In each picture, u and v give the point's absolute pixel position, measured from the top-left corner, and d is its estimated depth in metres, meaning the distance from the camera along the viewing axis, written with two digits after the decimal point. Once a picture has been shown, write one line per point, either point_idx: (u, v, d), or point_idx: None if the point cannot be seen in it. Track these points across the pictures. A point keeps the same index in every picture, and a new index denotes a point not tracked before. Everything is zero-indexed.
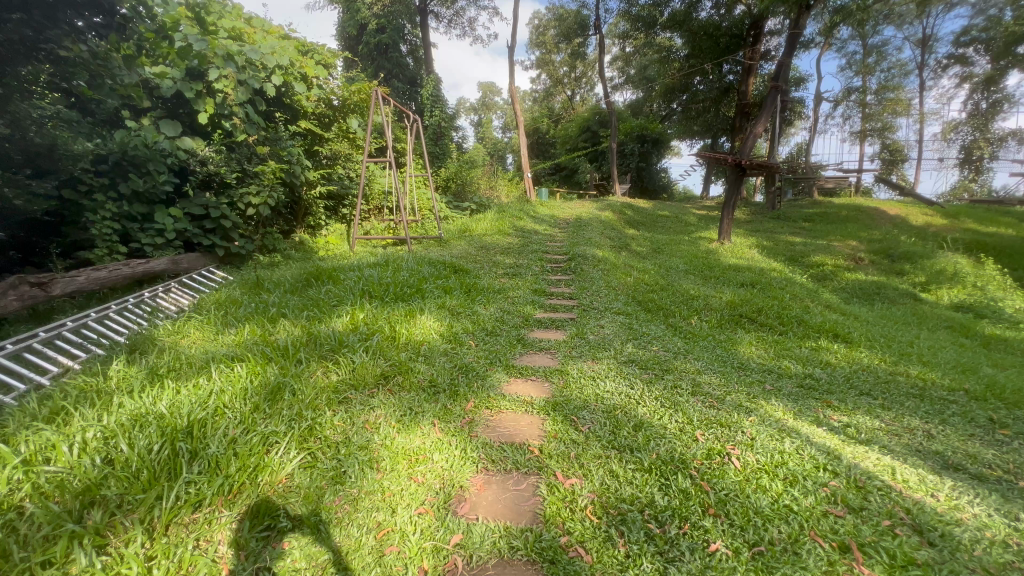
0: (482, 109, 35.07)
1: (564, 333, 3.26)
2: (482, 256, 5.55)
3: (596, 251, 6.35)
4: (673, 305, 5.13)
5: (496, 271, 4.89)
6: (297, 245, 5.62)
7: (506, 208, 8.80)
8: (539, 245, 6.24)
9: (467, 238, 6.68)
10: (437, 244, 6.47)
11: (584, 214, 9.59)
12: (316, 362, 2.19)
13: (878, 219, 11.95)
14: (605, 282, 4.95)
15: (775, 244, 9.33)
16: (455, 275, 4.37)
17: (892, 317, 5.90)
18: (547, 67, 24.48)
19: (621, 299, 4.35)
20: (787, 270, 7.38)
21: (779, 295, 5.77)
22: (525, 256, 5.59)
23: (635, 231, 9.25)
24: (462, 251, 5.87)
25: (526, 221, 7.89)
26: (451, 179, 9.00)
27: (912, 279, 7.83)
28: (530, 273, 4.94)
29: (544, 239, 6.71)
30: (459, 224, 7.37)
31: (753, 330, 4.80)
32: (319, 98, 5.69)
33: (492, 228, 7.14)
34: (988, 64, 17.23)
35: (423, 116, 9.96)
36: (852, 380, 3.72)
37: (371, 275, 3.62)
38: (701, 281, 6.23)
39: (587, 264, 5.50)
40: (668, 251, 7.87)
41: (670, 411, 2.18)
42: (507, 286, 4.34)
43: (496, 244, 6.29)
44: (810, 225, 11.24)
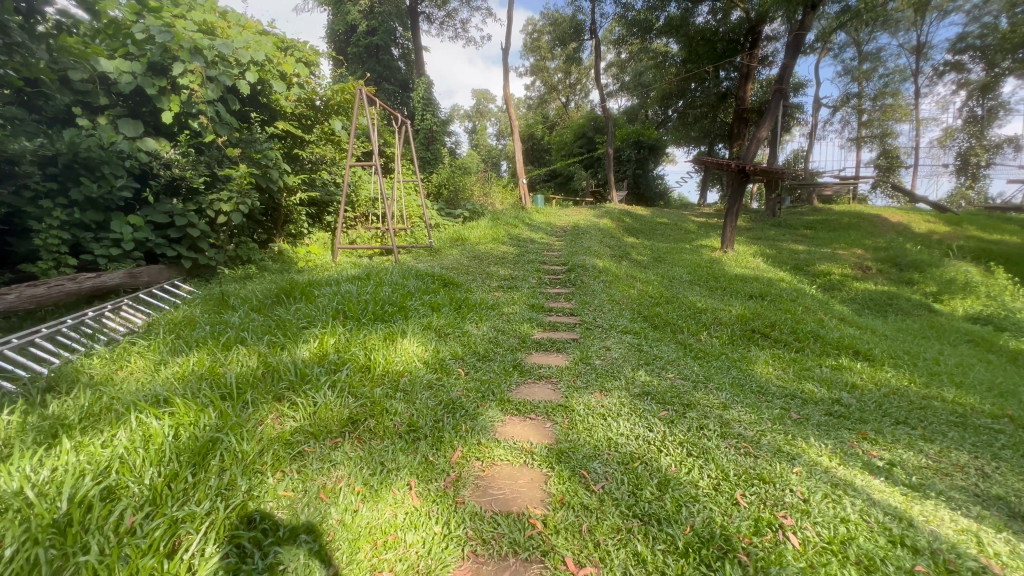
0: (476, 116, 34.89)
1: (566, 357, 2.88)
2: (475, 266, 5.18)
3: (597, 261, 5.99)
4: (681, 320, 4.78)
5: (490, 283, 4.51)
6: (275, 255, 5.22)
7: (500, 215, 8.43)
8: (536, 255, 5.88)
9: (459, 247, 6.31)
10: (427, 254, 6.09)
11: (582, 221, 9.25)
12: (268, 405, 1.80)
13: (880, 227, 11.71)
14: (607, 295, 4.58)
15: (778, 253, 9.03)
16: (444, 289, 3.98)
17: (910, 331, 5.58)
18: (541, 74, 24.29)
19: (626, 315, 3.98)
20: (795, 280, 7.06)
21: (791, 307, 5.43)
22: (521, 267, 5.22)
23: (634, 239, 8.91)
24: (454, 261, 5.50)
25: (521, 229, 7.54)
26: (443, 185, 8.63)
27: (923, 289, 7.54)
28: (526, 285, 4.56)
29: (540, 248, 6.34)
30: (451, 232, 7.00)
31: (767, 348, 4.44)
32: (300, 98, 5.31)
33: (486, 236, 6.78)
34: (984, 71, 17.20)
35: (414, 120, 9.61)
36: (884, 406, 3.36)
37: (349, 290, 3.22)
38: (707, 292, 5.88)
39: (587, 276, 5.13)
40: (669, 261, 7.54)
41: (699, 462, 1.80)
42: (501, 301, 3.96)
43: (489, 253, 5.92)
44: (812, 233, 10.97)
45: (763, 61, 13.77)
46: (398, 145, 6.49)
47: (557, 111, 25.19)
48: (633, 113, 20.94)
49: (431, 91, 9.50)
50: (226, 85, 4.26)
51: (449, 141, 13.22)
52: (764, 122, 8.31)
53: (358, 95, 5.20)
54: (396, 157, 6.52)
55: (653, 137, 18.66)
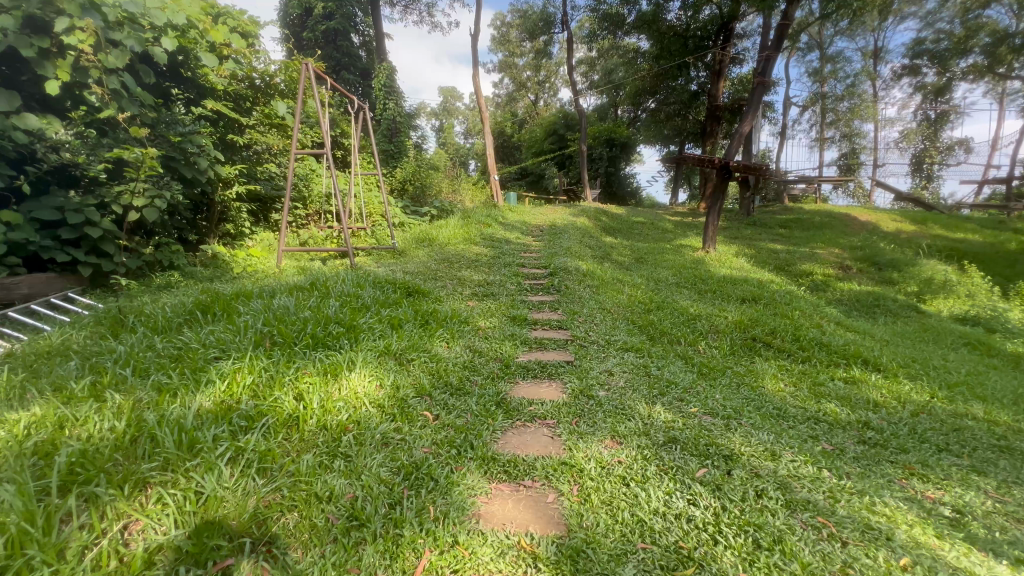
0: (444, 113, 34.05)
1: (562, 389, 2.29)
2: (444, 270, 4.56)
3: (579, 263, 5.46)
4: (676, 328, 4.32)
5: (462, 291, 3.89)
6: (207, 260, 4.43)
7: (471, 213, 7.80)
8: (512, 256, 5.31)
9: (426, 249, 5.65)
10: (389, 257, 5.41)
11: (558, 220, 8.72)
12: (118, 506, 1.12)
13: (852, 226, 11.76)
14: (597, 302, 4.05)
15: (758, 252, 8.79)
16: (408, 299, 3.34)
17: (905, 334, 5.32)
18: (510, 70, 23.73)
19: (621, 327, 3.44)
20: (782, 280, 6.76)
21: (788, 312, 5.07)
22: (498, 271, 4.63)
23: (613, 238, 8.46)
24: (419, 265, 4.86)
25: (495, 229, 6.92)
26: (409, 180, 7.93)
27: (904, 289, 7.42)
28: (504, 292, 3.97)
29: (517, 249, 5.77)
30: (417, 232, 6.33)
31: (772, 359, 4.02)
32: (236, 75, 4.52)
33: (456, 236, 6.14)
34: (938, 75, 17.80)
35: (376, 110, 8.85)
36: (918, 428, 2.95)
37: (285, 305, 2.54)
38: (697, 296, 5.46)
39: (572, 280, 4.59)
40: (652, 261, 7.12)
41: (778, 562, 1.24)
42: (477, 313, 3.36)
43: (460, 255, 5.30)
44: (787, 231, 10.87)
45: (735, 58, 13.67)
46: (356, 134, 5.76)
47: (526, 108, 24.69)
48: (604, 111, 20.67)
49: (394, 78, 8.73)
50: (135, 50, 3.44)
51: (414, 136, 12.45)
52: (746, 116, 7.96)
53: (303, 71, 4.46)
54: (353, 148, 5.81)
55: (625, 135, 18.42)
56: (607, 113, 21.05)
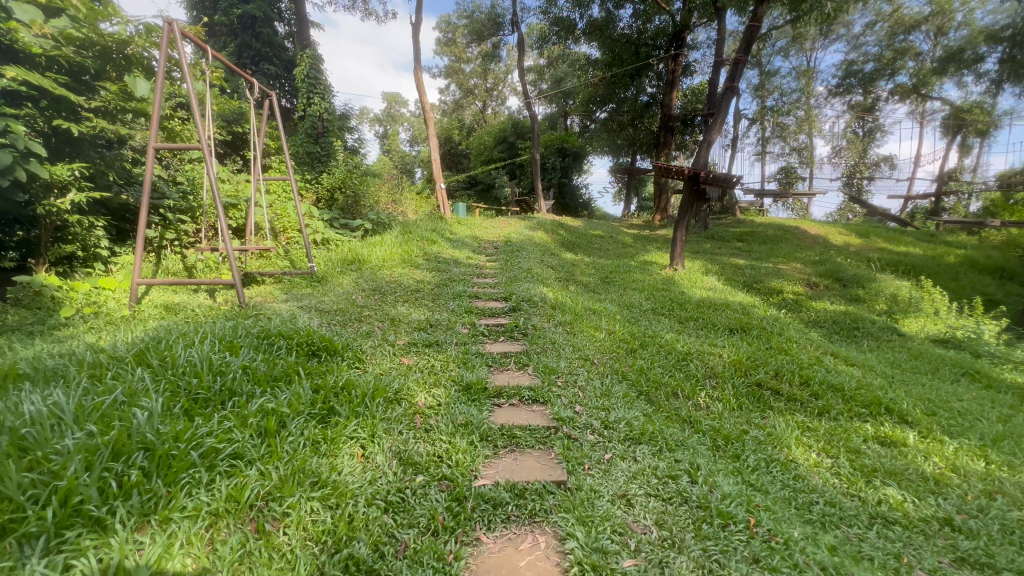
0: (388, 120, 32.60)
1: (561, 558, 1.31)
2: (371, 306, 3.47)
3: (544, 289, 4.55)
4: (670, 375, 3.48)
5: (392, 342, 2.82)
6: (24, 296, 3.09)
7: (413, 227, 6.71)
8: (462, 282, 4.31)
9: (354, 274, 4.52)
10: (305, 286, 4.23)
11: (513, 234, 7.82)
12: None
13: (804, 238, 11.75)
14: (576, 349, 3.12)
15: (724, 268, 8.31)
16: (309, 364, 2.25)
17: (902, 364, 4.82)
18: (456, 76, 22.85)
19: (616, 392, 2.54)
20: (759, 302, 6.19)
21: (784, 344, 4.40)
22: (443, 306, 3.60)
23: (573, 255, 7.67)
24: (340, 297, 3.75)
25: (441, 245, 5.89)
26: (338, 188, 6.72)
27: (873, 307, 7.13)
28: (451, 341, 2.94)
29: (467, 272, 4.78)
30: (345, 251, 5.17)
31: (788, 414, 3.26)
32: (76, 37, 3.23)
33: (394, 255, 5.04)
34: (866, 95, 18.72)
35: (299, 107, 7.58)
36: (1010, 522, 2.23)
37: (49, 411, 1.37)
38: (679, 327, 4.69)
39: (540, 315, 3.66)
40: (620, 282, 6.36)
41: None
42: (413, 382, 2.32)
43: (397, 281, 4.22)
44: (745, 245, 10.60)
45: (687, 69, 13.48)
46: (260, 128, 4.54)
47: (473, 116, 23.83)
48: (554, 120, 20.16)
49: (319, 69, 7.51)
50: None
51: (350, 139, 11.18)
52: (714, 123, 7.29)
53: (164, 33, 3.19)
54: (256, 145, 4.56)
55: (576, 145, 17.96)
56: (557, 122, 20.59)
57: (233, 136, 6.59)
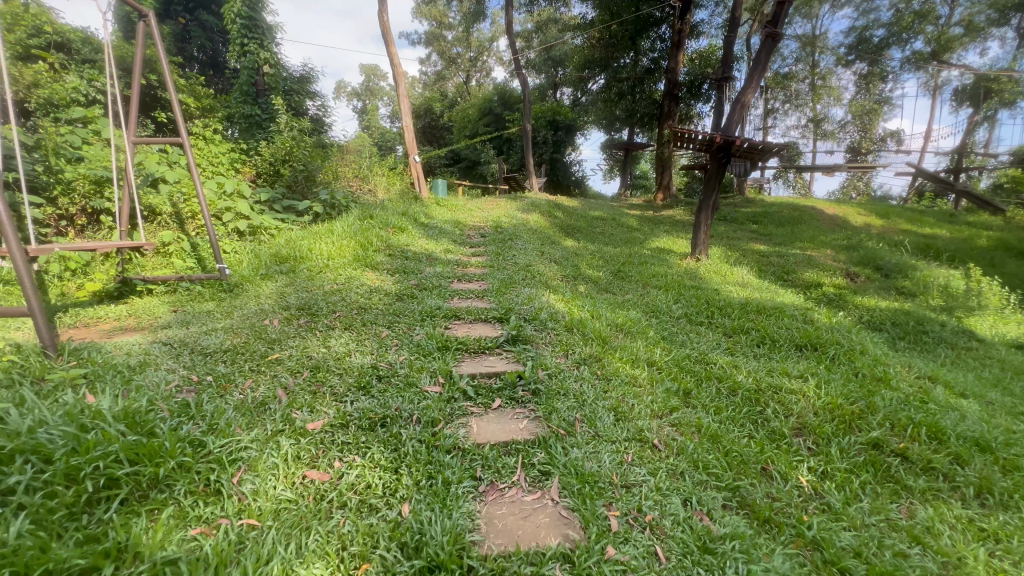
0: (367, 94, 30.64)
1: None
2: (288, 340, 2.20)
3: (549, 296, 3.32)
4: (751, 440, 2.29)
5: (301, 426, 1.56)
6: None
7: (379, 209, 5.35)
8: (438, 288, 3.02)
9: (283, 277, 3.17)
10: (207, 300, 2.90)
11: (503, 218, 6.52)
12: None
13: (821, 219, 10.66)
14: (620, 418, 1.90)
15: (746, 256, 7.18)
16: (59, 548, 0.96)
17: (1014, 387, 3.69)
18: (437, 43, 21.02)
19: (717, 534, 1.33)
20: (806, 300, 5.05)
21: (880, 371, 3.22)
22: (402, 335, 2.33)
23: (574, 242, 6.47)
24: (246, 323, 2.44)
25: (413, 232, 4.53)
26: (284, 159, 5.41)
27: (927, 302, 6.05)
28: (410, 417, 1.70)
29: (445, 271, 3.48)
30: (279, 244, 3.81)
31: (939, 504, 2.08)
32: None
33: (344, 246, 3.66)
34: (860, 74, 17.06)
35: (232, 54, 6.06)
36: None
37: None
38: (730, 347, 3.50)
39: (549, 345, 2.44)
40: (635, 278, 5.17)
41: None
42: (312, 560, 1.08)
43: (342, 290, 2.91)
44: (762, 228, 9.48)
45: (694, 28, 11.96)
46: (135, 71, 3.02)
47: (456, 88, 22.13)
48: (543, 91, 18.63)
49: (256, 7, 5.97)
50: None
51: (311, 107, 9.66)
52: (752, 79, 5.72)
53: None
54: (135, 103, 3.04)
55: (569, 117, 16.51)
56: (547, 94, 19.05)
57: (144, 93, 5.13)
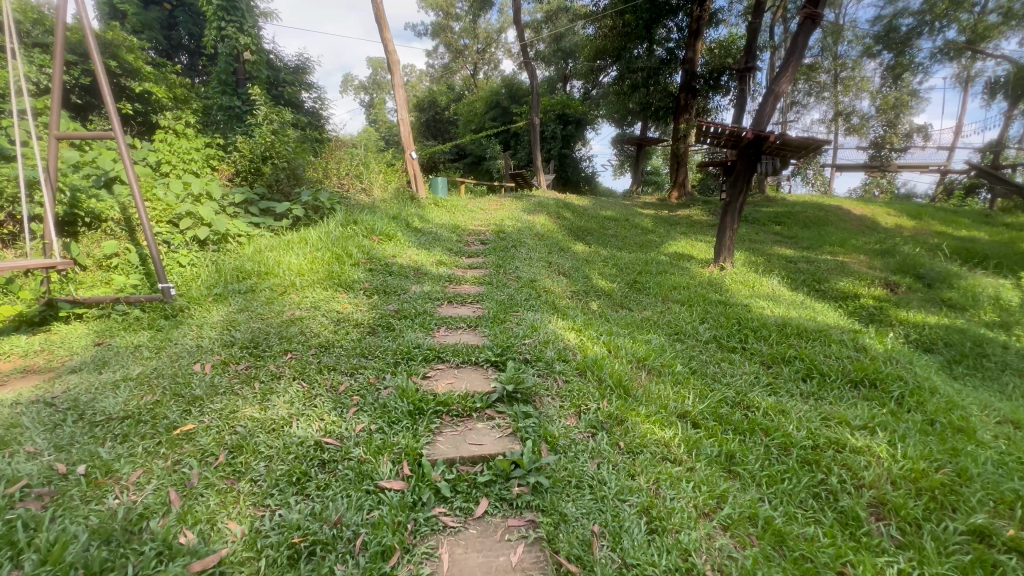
0: (374, 88, 30.08)
1: None
2: (215, 398, 1.68)
3: (558, 324, 2.77)
4: (820, 531, 1.71)
5: (178, 569, 1.03)
6: None
7: (370, 211, 4.84)
8: (421, 316, 2.49)
9: (238, 299, 2.65)
10: (143, 329, 2.41)
11: (508, 221, 5.98)
12: None
13: (849, 219, 9.96)
14: (655, 529, 1.35)
15: (773, 262, 6.56)
16: None
17: None
18: (444, 35, 20.38)
19: None
20: (847, 318, 4.44)
21: (960, 419, 2.62)
22: (366, 390, 1.79)
23: (584, 246, 5.91)
24: (173, 367, 1.93)
25: (403, 240, 3.99)
26: (266, 156, 4.91)
27: (979, 317, 5.40)
28: (352, 542, 1.17)
29: (433, 291, 2.94)
30: (245, 255, 3.30)
31: None
32: None
33: (317, 260, 3.13)
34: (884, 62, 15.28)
35: (211, 37, 5.53)
36: None
37: None
38: (773, 386, 2.92)
39: (555, 403, 1.89)
40: (653, 291, 4.60)
41: None
42: None
43: (303, 319, 2.39)
44: (786, 230, 8.83)
45: (714, 15, 11.25)
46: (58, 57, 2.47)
47: (463, 81, 21.53)
48: (552, 84, 17.98)
49: None
50: None
51: (307, 99, 9.17)
52: (787, 66, 5.09)
53: None
54: (56, 95, 2.49)
55: (579, 111, 15.84)
56: (556, 88, 18.38)
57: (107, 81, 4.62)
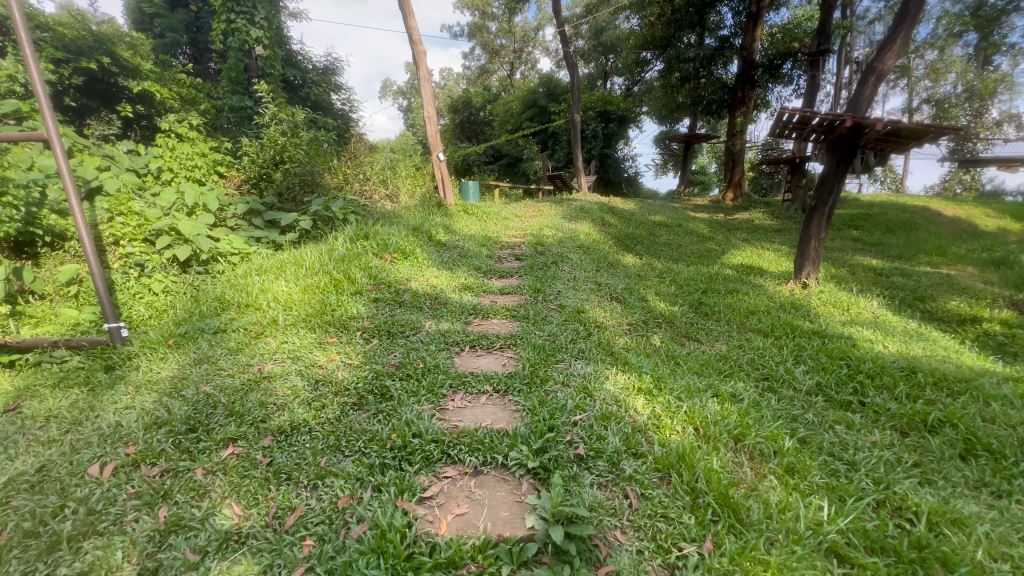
0: (413, 92, 30.17)
1: None
2: (82, 549, 1.05)
3: (618, 381, 2.02)
4: None
5: None
6: None
7: (389, 221, 4.24)
8: (430, 376, 1.81)
9: (202, 343, 2.07)
10: (75, 387, 1.85)
11: (547, 229, 5.28)
12: None
13: (941, 222, 8.61)
14: None
15: (862, 277, 5.52)
16: None
17: None
18: (481, 35, 19.86)
19: None
20: (988, 355, 3.43)
21: None
22: (325, 531, 1.11)
23: (634, 258, 5.13)
24: (66, 465, 1.33)
25: (421, 257, 3.33)
26: (278, 161, 4.42)
27: None
28: None
29: (450, 332, 2.26)
30: (232, 280, 2.74)
31: None
32: None
33: (311, 287, 2.52)
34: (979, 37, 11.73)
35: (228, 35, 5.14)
36: None
37: None
38: (930, 474, 2.03)
39: (627, 552, 1.16)
40: (726, 318, 3.76)
41: None
42: None
43: (272, 379, 1.76)
44: (867, 236, 7.67)
45: None
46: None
47: (500, 82, 21.01)
48: (592, 80, 17.09)
49: None
50: None
51: (337, 101, 8.81)
52: (895, 35, 4.04)
53: None
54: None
55: (622, 107, 14.87)
56: (597, 84, 17.45)
57: (105, 81, 4.24)
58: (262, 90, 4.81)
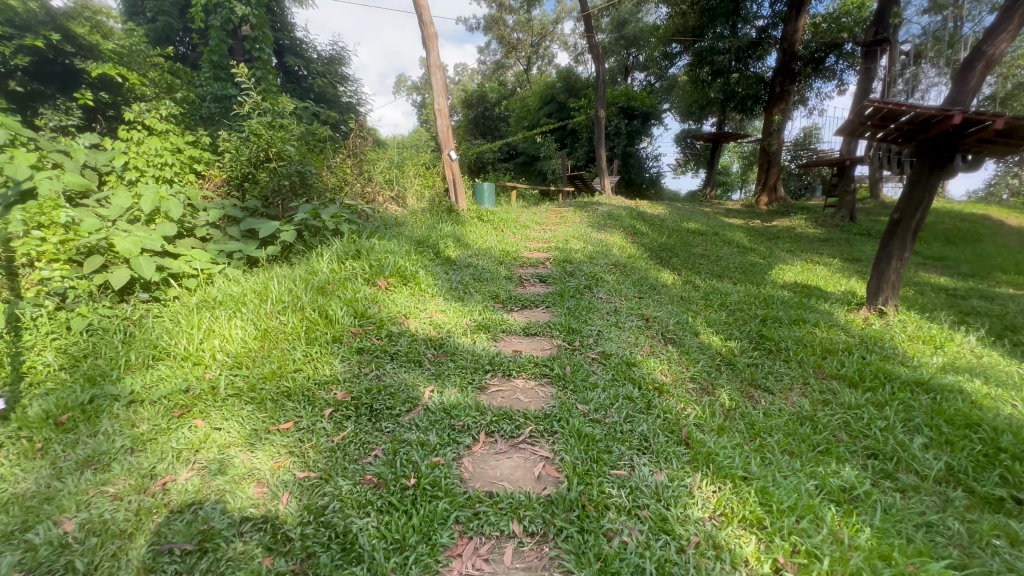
0: (426, 88, 29.52)
1: None
2: None
3: (707, 501, 1.34)
4: None
5: None
6: None
7: (391, 230, 3.61)
8: (423, 507, 1.16)
9: (103, 426, 1.43)
10: None
11: (574, 240, 4.62)
12: None
13: (1006, 232, 7.74)
14: None
15: (938, 300, 4.75)
16: None
17: None
18: (497, 28, 19.13)
19: None
20: None
21: None
22: None
23: (674, 275, 4.44)
24: None
25: (425, 281, 2.68)
26: (263, 158, 3.80)
27: None
28: None
29: (458, 407, 1.59)
30: (179, 314, 2.12)
31: None
32: None
33: (272, 333, 1.88)
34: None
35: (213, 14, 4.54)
36: None
37: None
38: None
39: None
40: (799, 359, 3.04)
41: None
42: None
43: (175, 510, 1.12)
44: (928, 248, 6.84)
45: None
46: None
47: (517, 78, 20.27)
48: (613, 76, 16.27)
49: None
50: None
51: (344, 93, 8.19)
52: (1012, 13, 3.28)
53: None
54: None
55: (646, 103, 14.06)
56: (619, 79, 16.63)
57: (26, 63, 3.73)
58: (249, 78, 4.20)
